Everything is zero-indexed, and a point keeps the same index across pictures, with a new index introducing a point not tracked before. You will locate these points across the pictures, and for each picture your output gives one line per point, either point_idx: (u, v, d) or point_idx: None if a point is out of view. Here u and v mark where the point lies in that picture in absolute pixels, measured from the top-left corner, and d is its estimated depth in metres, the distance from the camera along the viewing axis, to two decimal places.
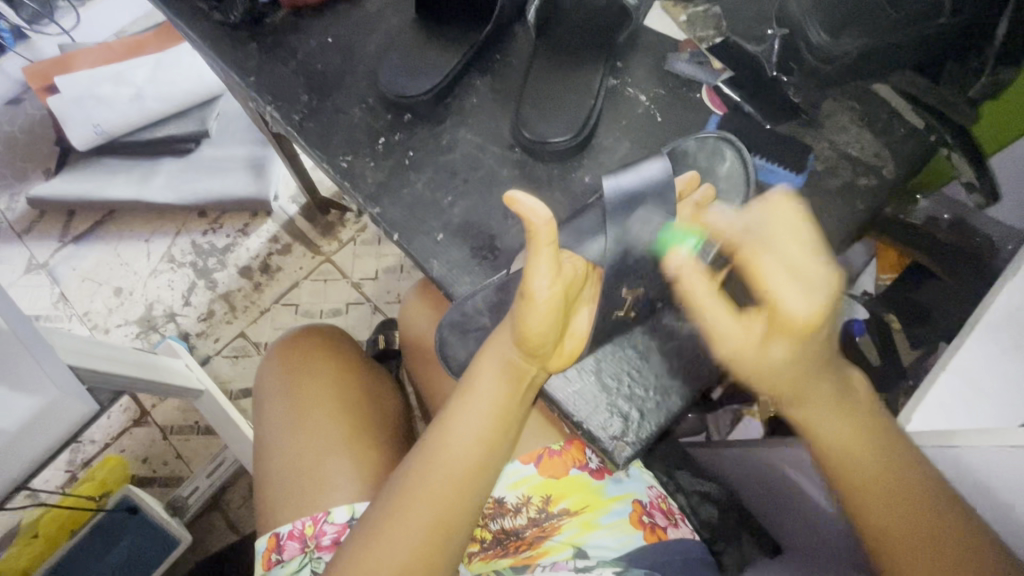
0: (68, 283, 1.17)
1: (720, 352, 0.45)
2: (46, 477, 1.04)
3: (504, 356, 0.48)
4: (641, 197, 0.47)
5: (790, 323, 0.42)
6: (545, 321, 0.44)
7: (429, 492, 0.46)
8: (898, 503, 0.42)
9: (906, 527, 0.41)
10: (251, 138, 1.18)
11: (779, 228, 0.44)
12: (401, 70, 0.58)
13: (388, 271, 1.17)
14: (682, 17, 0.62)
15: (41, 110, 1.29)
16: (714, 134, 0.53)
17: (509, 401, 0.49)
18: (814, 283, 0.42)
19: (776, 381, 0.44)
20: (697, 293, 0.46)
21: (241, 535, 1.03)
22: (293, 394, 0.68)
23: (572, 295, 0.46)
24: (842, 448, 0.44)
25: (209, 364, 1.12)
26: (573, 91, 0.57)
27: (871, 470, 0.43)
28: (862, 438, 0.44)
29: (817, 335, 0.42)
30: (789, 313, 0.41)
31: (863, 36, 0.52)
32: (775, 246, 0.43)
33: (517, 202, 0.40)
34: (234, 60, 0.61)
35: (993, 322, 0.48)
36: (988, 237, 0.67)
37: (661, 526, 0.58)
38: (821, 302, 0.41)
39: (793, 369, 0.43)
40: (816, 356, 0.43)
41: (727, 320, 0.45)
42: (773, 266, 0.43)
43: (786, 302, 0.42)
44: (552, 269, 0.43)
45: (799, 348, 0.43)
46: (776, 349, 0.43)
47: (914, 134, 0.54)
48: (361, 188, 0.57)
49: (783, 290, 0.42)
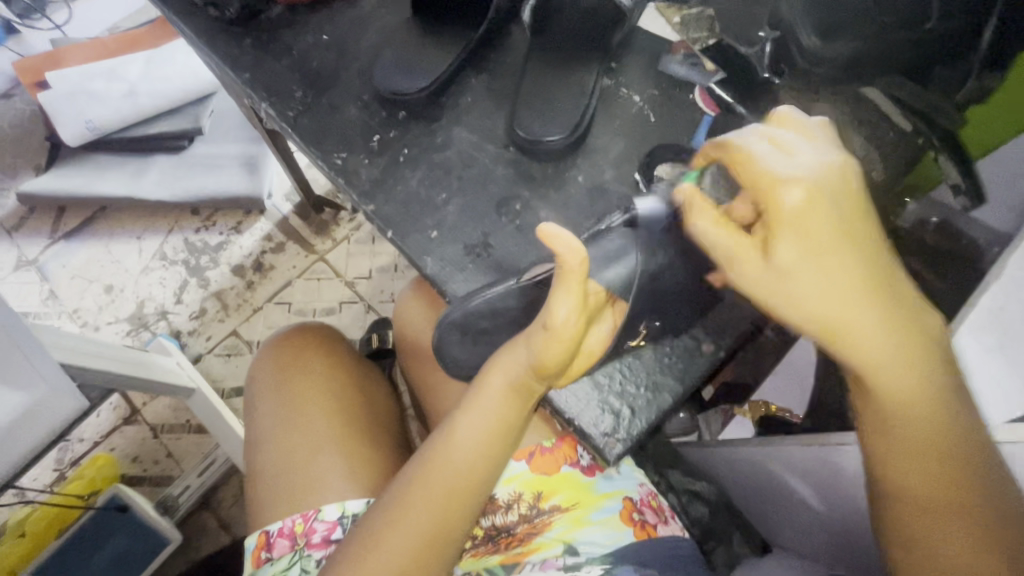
0: (58, 280, 1.16)
1: (734, 275, 0.42)
2: (34, 476, 1.04)
3: (509, 365, 0.48)
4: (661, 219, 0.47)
5: (783, 211, 0.40)
6: (562, 349, 0.44)
7: (428, 497, 0.47)
8: (933, 491, 0.40)
9: (931, 486, 0.40)
10: (244, 135, 1.18)
11: (775, 134, 0.42)
12: (396, 67, 0.59)
13: (382, 270, 1.17)
14: (677, 19, 0.61)
15: (31, 105, 1.28)
16: None
17: (514, 413, 0.49)
18: (806, 164, 0.40)
19: (809, 293, 0.40)
20: (695, 222, 0.43)
21: (232, 535, 1.03)
22: (289, 394, 0.67)
23: (590, 322, 0.46)
24: (894, 422, 0.41)
25: (201, 363, 1.12)
26: (567, 90, 0.57)
27: (918, 439, 0.41)
28: (925, 406, 0.40)
29: (828, 214, 0.39)
30: (778, 201, 0.40)
31: (855, 39, 0.52)
32: (761, 139, 0.42)
33: (549, 236, 0.40)
34: (228, 56, 0.61)
35: (975, 324, 0.47)
36: (974, 240, 0.66)
37: (650, 522, 0.58)
38: (816, 186, 0.39)
39: (810, 267, 0.40)
40: (847, 251, 0.40)
41: (723, 236, 0.42)
42: (764, 157, 0.41)
43: (780, 190, 0.39)
44: (577, 303, 0.42)
45: (811, 244, 0.40)
46: (785, 245, 0.40)
47: (904, 140, 0.55)
48: (356, 185, 0.57)
49: (774, 175, 0.40)
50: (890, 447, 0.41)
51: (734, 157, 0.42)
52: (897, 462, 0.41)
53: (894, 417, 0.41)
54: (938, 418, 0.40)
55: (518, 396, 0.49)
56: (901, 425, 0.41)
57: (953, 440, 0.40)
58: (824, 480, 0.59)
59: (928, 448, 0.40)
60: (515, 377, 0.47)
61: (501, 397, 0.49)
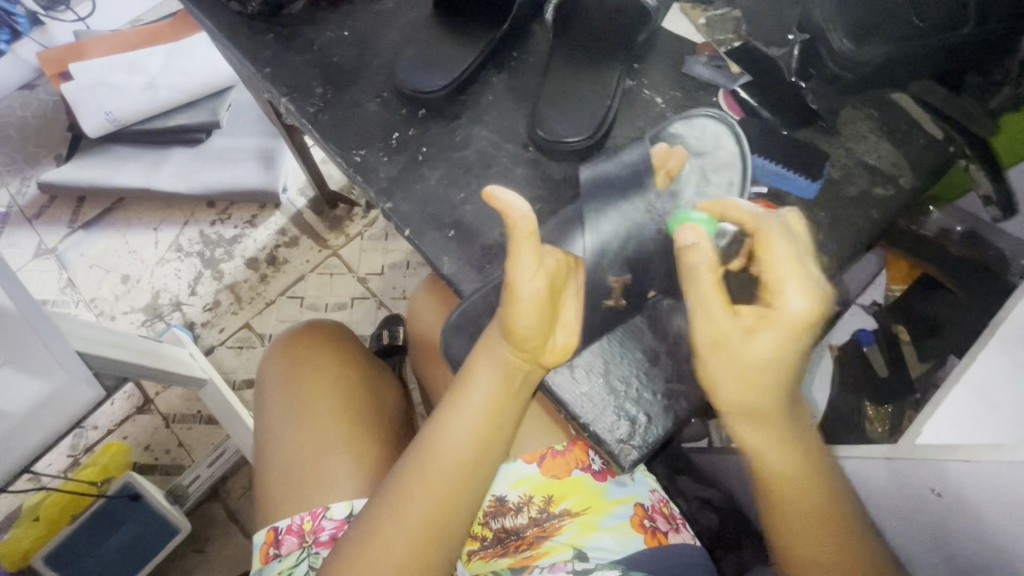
0: (77, 268, 1.17)
1: (702, 331, 0.45)
2: (48, 461, 1.05)
3: (496, 353, 0.49)
4: (617, 182, 0.48)
5: (785, 312, 0.43)
6: (532, 314, 0.45)
7: (424, 487, 0.47)
8: (818, 534, 0.47)
9: (811, 530, 0.47)
10: (262, 129, 1.19)
11: (795, 233, 0.46)
12: (416, 64, 0.58)
13: (394, 266, 1.17)
14: (701, 20, 0.61)
15: (54, 96, 1.30)
16: (705, 114, 0.53)
17: (506, 399, 0.50)
18: (814, 282, 0.44)
19: (756, 384, 0.44)
20: (703, 274, 0.44)
21: (242, 526, 1.03)
22: (296, 387, 0.68)
23: (558, 287, 0.47)
24: (788, 497, 0.47)
25: (213, 354, 1.12)
26: (591, 91, 0.56)
27: (796, 496, 0.47)
28: (801, 473, 0.47)
29: (814, 329, 0.44)
30: (788, 301, 0.43)
31: (886, 43, 0.50)
32: (791, 241, 0.45)
33: (494, 195, 0.44)
34: (250, 51, 0.61)
35: (1007, 337, 0.47)
36: (1001, 250, 0.69)
37: (662, 530, 0.57)
38: (820, 302, 0.43)
39: (772, 363, 0.44)
40: (799, 354, 0.44)
41: (719, 308, 0.44)
42: (789, 261, 0.44)
43: (788, 293, 0.43)
44: (534, 261, 0.44)
45: (785, 346, 0.43)
46: (764, 341, 0.43)
47: (933, 146, 0.54)
48: (374, 182, 0.57)
49: (787, 279, 0.43)
50: (778, 512, 0.47)
51: (764, 245, 0.44)
52: (782, 511, 0.47)
53: (777, 482, 0.47)
54: (815, 479, 0.47)
55: (507, 381, 0.49)
56: (784, 485, 0.47)
57: (824, 497, 0.47)
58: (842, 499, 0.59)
59: (812, 501, 0.47)
60: (503, 366, 0.49)
61: (492, 383, 0.49)
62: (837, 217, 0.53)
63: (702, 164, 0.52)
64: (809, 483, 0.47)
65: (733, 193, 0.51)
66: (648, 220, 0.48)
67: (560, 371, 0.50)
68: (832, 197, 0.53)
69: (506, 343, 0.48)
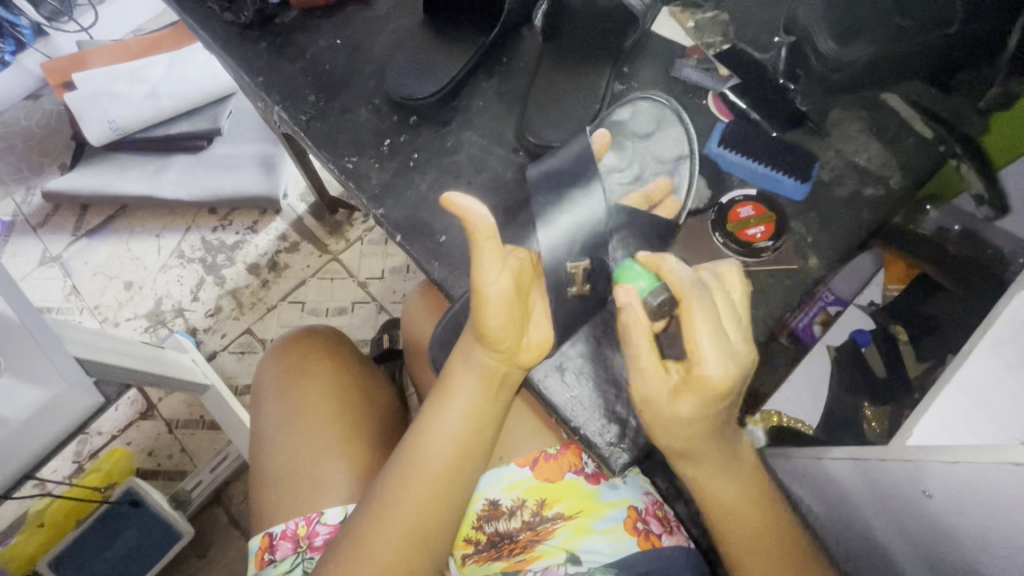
0: (80, 276, 1.18)
1: (635, 389, 0.46)
2: (54, 468, 1.06)
3: (476, 358, 0.49)
4: (565, 176, 0.49)
5: (702, 382, 0.43)
6: (501, 315, 0.46)
7: (407, 499, 0.48)
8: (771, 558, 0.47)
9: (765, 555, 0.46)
10: (262, 136, 1.19)
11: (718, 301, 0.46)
12: (408, 71, 0.59)
13: (393, 271, 1.18)
14: (690, 23, 0.60)
15: (57, 106, 1.31)
16: (647, 101, 0.56)
17: (487, 403, 0.50)
18: (732, 348, 0.44)
19: (681, 435, 0.45)
20: (633, 334, 0.46)
21: (243, 530, 1.04)
22: (288, 393, 0.68)
23: (524, 288, 0.48)
24: (727, 523, 0.47)
25: (215, 360, 1.13)
26: (581, 95, 0.57)
27: (747, 518, 0.47)
28: (744, 502, 0.47)
29: (729, 393, 0.44)
30: (702, 368, 0.43)
31: (872, 43, 0.50)
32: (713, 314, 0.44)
33: (454, 203, 0.42)
34: (244, 59, 0.62)
35: (998, 338, 0.46)
36: (998, 249, 0.68)
37: (656, 532, 0.56)
38: (734, 368, 0.43)
39: (693, 418, 0.44)
40: (719, 413, 0.45)
41: (648, 367, 0.45)
42: (704, 332, 0.43)
43: (703, 364, 0.43)
44: (498, 262, 0.45)
45: (703, 407, 0.44)
46: (684, 406, 0.44)
47: (923, 146, 0.54)
48: (365, 188, 0.57)
49: (704, 349, 0.43)
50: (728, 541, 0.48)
51: (685, 310, 0.44)
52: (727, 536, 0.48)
53: (717, 509, 0.48)
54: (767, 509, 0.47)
55: (486, 385, 0.50)
56: (724, 514, 0.47)
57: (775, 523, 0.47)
58: (833, 500, 0.60)
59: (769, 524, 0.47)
60: (484, 372, 0.49)
61: (473, 389, 0.50)
62: (825, 218, 0.53)
63: (647, 146, 0.56)
64: (759, 506, 0.47)
65: (684, 165, 0.55)
66: (598, 208, 0.48)
67: (550, 375, 0.50)
68: (820, 199, 0.54)
69: (484, 348, 0.48)
